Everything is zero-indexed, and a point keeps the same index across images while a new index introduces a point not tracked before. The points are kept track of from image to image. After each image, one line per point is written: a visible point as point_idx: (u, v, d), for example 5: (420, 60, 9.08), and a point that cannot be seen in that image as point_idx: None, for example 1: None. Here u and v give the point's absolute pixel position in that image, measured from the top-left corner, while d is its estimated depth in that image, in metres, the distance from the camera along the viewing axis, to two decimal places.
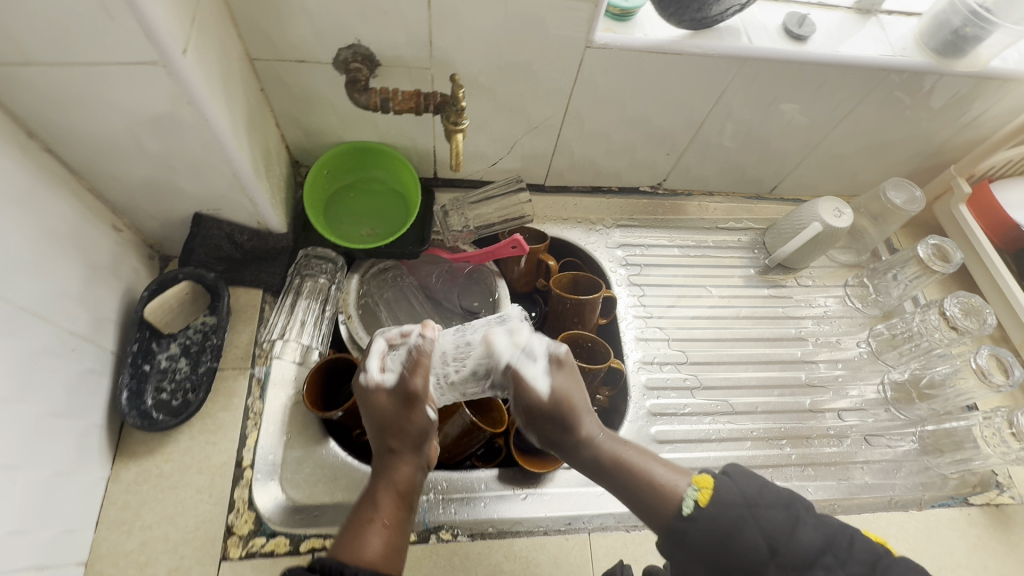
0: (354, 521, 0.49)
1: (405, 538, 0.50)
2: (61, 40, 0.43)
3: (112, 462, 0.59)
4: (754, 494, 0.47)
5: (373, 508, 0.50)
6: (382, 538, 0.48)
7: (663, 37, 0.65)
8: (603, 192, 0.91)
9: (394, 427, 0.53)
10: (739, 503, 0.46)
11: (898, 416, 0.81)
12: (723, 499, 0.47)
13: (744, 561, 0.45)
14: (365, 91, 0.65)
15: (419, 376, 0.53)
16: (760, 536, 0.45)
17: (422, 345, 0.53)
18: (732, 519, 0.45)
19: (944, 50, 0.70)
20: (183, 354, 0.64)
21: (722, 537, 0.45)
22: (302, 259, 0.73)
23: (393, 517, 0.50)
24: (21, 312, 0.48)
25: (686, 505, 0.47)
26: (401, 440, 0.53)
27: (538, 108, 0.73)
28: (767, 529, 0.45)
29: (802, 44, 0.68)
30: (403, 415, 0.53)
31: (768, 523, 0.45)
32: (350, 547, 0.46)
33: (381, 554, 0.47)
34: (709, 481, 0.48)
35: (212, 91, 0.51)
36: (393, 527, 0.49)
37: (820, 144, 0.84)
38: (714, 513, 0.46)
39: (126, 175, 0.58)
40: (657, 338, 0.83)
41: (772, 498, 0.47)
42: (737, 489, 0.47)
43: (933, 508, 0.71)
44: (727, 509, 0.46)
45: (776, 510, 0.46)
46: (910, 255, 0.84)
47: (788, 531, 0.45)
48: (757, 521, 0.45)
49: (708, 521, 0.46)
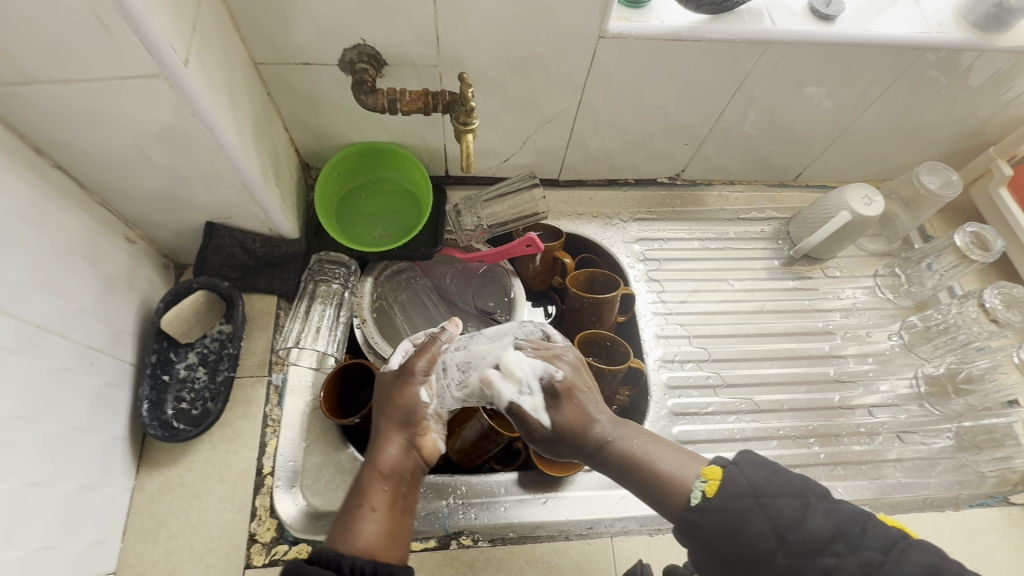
0: (347, 509, 0.48)
1: (400, 522, 0.48)
2: (63, 58, 0.42)
3: (136, 472, 0.59)
4: (763, 482, 0.44)
5: (363, 496, 0.48)
6: (375, 523, 0.46)
7: (681, 23, 0.62)
8: (619, 185, 0.89)
9: (386, 406, 0.54)
10: (746, 493, 0.44)
11: (932, 411, 0.78)
12: (727, 489, 0.45)
13: (752, 551, 0.42)
14: (372, 92, 0.61)
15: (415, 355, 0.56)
16: (769, 527, 0.42)
17: (439, 333, 0.58)
18: (739, 510, 0.43)
19: (985, 23, 0.66)
20: (201, 363, 0.64)
21: (730, 527, 0.43)
22: (315, 264, 0.73)
23: (385, 500, 0.48)
24: (38, 331, 0.49)
25: (693, 496, 0.46)
26: (394, 420, 0.53)
27: (551, 102, 0.70)
28: (776, 518, 0.42)
29: (829, 24, 0.64)
30: (396, 394, 0.54)
31: (778, 511, 0.43)
32: (342, 534, 0.45)
33: (374, 538, 0.45)
34: (717, 471, 0.46)
35: (216, 101, 0.50)
36: (386, 511, 0.48)
37: (847, 128, 0.80)
38: (722, 504, 0.44)
39: (137, 188, 0.58)
40: (677, 335, 0.81)
41: (782, 487, 0.44)
42: (744, 478, 0.45)
43: (971, 509, 0.68)
44: (735, 499, 0.44)
45: (785, 498, 0.43)
46: (945, 243, 0.80)
47: (797, 520, 0.42)
48: (762, 510, 0.43)
49: (716, 513, 0.44)
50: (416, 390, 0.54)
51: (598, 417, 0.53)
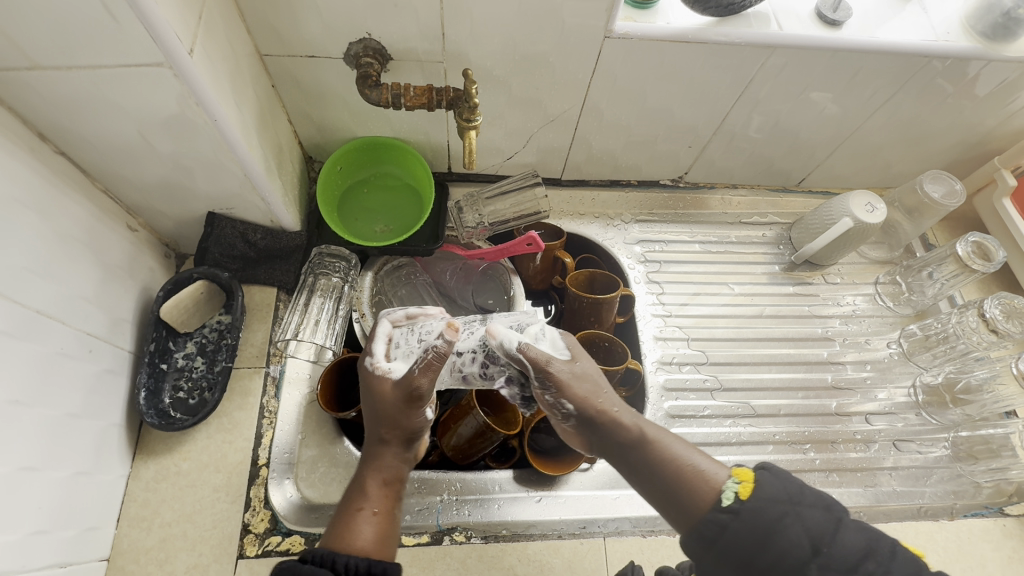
0: (344, 512, 0.49)
1: (396, 523, 0.50)
2: (68, 45, 0.42)
3: (132, 460, 0.60)
4: (798, 491, 0.42)
5: (363, 498, 0.50)
6: (374, 526, 0.48)
7: (688, 26, 0.62)
8: (622, 186, 0.89)
9: (387, 418, 0.52)
10: (782, 499, 0.41)
11: (929, 420, 0.78)
12: (762, 493, 0.42)
13: (781, 561, 0.40)
14: (377, 87, 0.62)
15: (426, 377, 0.50)
16: (802, 536, 0.40)
17: (440, 346, 0.49)
18: (776, 517, 0.41)
19: (993, 33, 0.65)
20: (199, 352, 0.64)
21: (762, 533, 0.40)
22: (315, 257, 0.72)
23: (385, 506, 0.50)
24: (38, 316, 0.49)
25: (726, 497, 0.42)
26: (393, 434, 0.52)
27: (555, 101, 0.70)
28: (810, 528, 0.40)
29: (836, 29, 0.64)
30: (400, 411, 0.51)
31: (811, 521, 0.41)
32: (343, 537, 0.46)
33: (373, 540, 0.47)
34: (749, 473, 0.43)
35: (221, 91, 0.50)
36: (385, 514, 0.50)
37: (852, 135, 0.80)
38: (756, 507, 0.41)
39: (140, 177, 0.58)
40: (676, 338, 0.81)
41: (814, 497, 0.42)
42: (779, 483, 0.42)
43: (965, 519, 0.68)
44: (771, 506, 0.41)
45: (817, 507, 0.42)
46: (947, 252, 0.80)
47: (829, 531, 0.40)
48: (799, 519, 0.41)
49: (751, 517, 0.41)
50: (422, 412, 0.52)
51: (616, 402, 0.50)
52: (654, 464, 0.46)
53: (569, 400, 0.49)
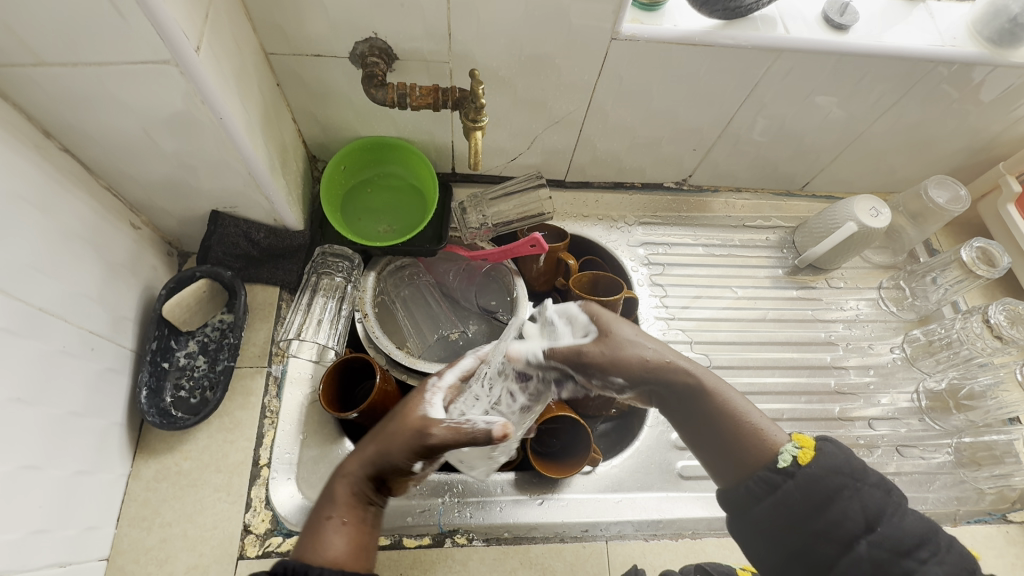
0: (315, 519, 0.47)
1: (369, 535, 0.48)
2: (75, 42, 0.42)
3: (132, 459, 0.59)
4: (858, 467, 0.45)
5: (333, 505, 0.48)
6: (344, 537, 0.46)
7: (695, 28, 0.62)
8: (625, 188, 0.89)
9: (381, 436, 0.49)
10: (844, 471, 0.45)
11: (932, 426, 0.78)
12: (825, 462, 0.45)
13: (833, 529, 0.44)
14: (383, 87, 0.62)
15: (440, 429, 0.47)
16: (858, 509, 0.44)
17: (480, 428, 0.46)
18: (834, 486, 0.44)
19: (1000, 39, 0.65)
20: (201, 351, 0.64)
21: (819, 499, 0.44)
22: (317, 257, 0.72)
23: (356, 516, 0.48)
24: (40, 314, 0.49)
25: (783, 459, 0.46)
26: (378, 459, 0.49)
27: (560, 103, 0.70)
28: (867, 504, 0.44)
29: (843, 34, 0.64)
30: (397, 435, 0.48)
31: (871, 499, 0.44)
32: (311, 546, 0.45)
33: (343, 553, 0.45)
34: (810, 441, 0.47)
35: (226, 89, 0.50)
36: (355, 527, 0.47)
37: (857, 139, 0.80)
38: (816, 474, 0.45)
39: (143, 175, 0.58)
40: (679, 341, 0.81)
41: (876, 478, 0.45)
42: (842, 456, 0.46)
43: (968, 525, 0.68)
44: (830, 475, 0.45)
45: (877, 486, 0.45)
46: (951, 258, 0.80)
47: (888, 508, 0.44)
48: (857, 493, 0.44)
49: (807, 482, 0.45)
50: (415, 459, 0.48)
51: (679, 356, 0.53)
52: (713, 417, 0.51)
53: (619, 370, 0.52)
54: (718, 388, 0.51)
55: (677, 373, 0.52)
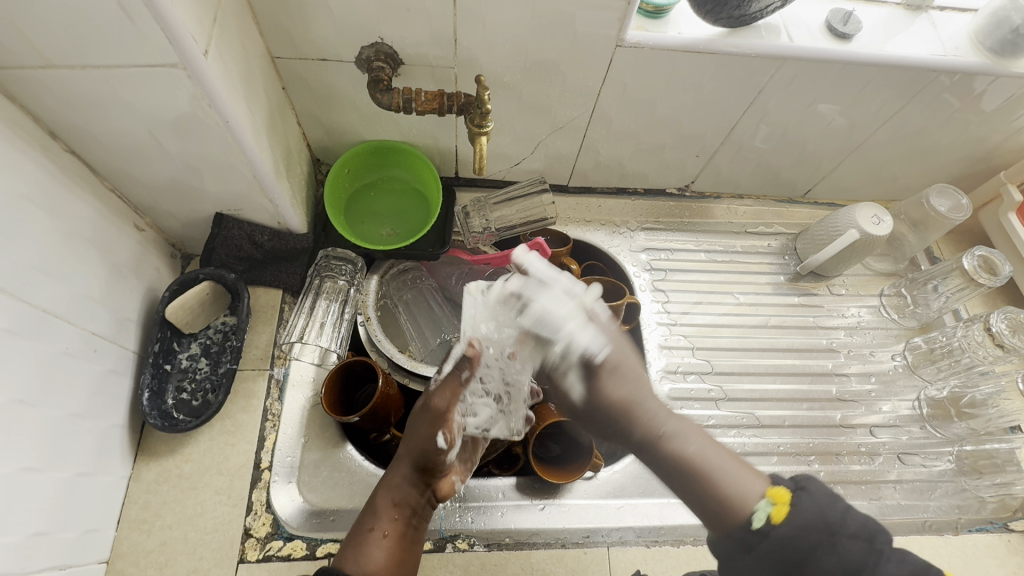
0: (359, 531, 0.50)
1: (408, 551, 0.50)
2: (84, 45, 0.42)
3: (133, 461, 0.59)
4: (837, 519, 0.42)
5: (375, 518, 0.50)
6: (384, 549, 0.49)
7: (699, 36, 0.62)
8: (628, 194, 0.89)
9: (411, 440, 0.54)
10: (819, 528, 0.42)
11: (933, 433, 0.78)
12: (799, 518, 0.42)
13: None
14: (388, 91, 0.62)
15: (442, 395, 0.55)
16: (837, 567, 0.41)
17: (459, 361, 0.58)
18: (810, 546, 0.42)
19: (1003, 49, 0.66)
20: (203, 354, 0.64)
21: (795, 559, 0.42)
22: (321, 260, 0.73)
23: (395, 528, 0.50)
24: (44, 315, 0.49)
25: (757, 518, 0.44)
26: (410, 456, 0.53)
27: (565, 109, 0.71)
28: (847, 561, 0.41)
29: (846, 42, 0.65)
30: (423, 435, 0.53)
31: (850, 553, 0.41)
32: (353, 557, 0.47)
33: (383, 565, 0.48)
34: (785, 496, 0.44)
35: (233, 92, 0.50)
36: (395, 539, 0.50)
37: (859, 147, 0.80)
38: (789, 533, 0.42)
39: (149, 177, 0.58)
40: (681, 347, 0.81)
41: (856, 527, 0.42)
42: (819, 510, 0.42)
43: (970, 534, 0.68)
44: (804, 534, 0.42)
45: (857, 538, 0.42)
46: (953, 265, 0.80)
47: (868, 564, 0.41)
48: (836, 550, 0.41)
49: (781, 540, 0.42)
50: (436, 435, 0.53)
51: (650, 404, 0.53)
52: (687, 475, 0.49)
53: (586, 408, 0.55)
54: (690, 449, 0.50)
55: (639, 425, 0.52)
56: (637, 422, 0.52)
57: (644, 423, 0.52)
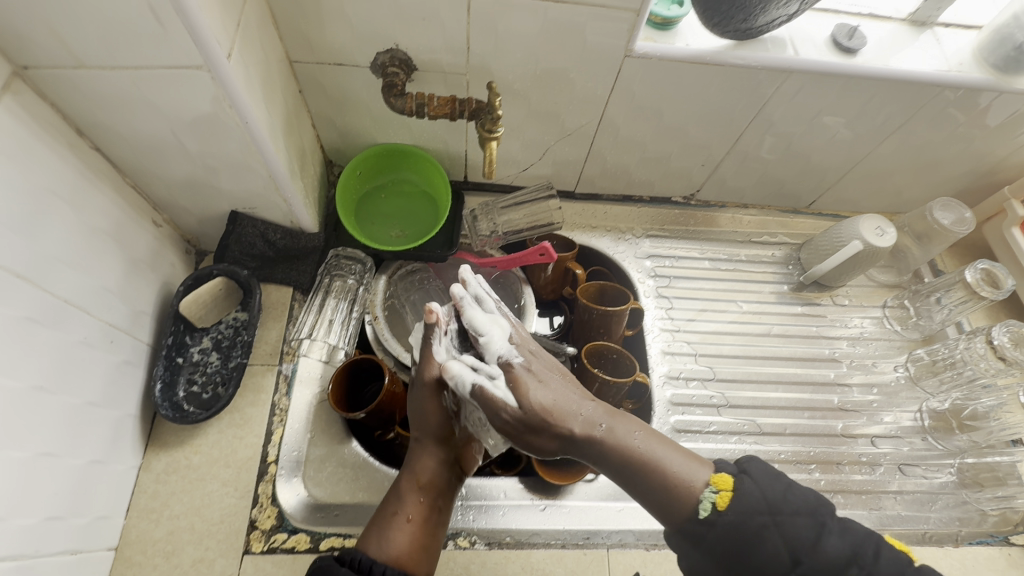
0: (383, 513, 0.52)
1: (432, 534, 0.52)
2: (114, 46, 0.44)
3: (143, 451, 0.60)
4: (778, 499, 0.48)
5: (399, 505, 0.52)
6: (408, 534, 0.50)
7: (706, 48, 0.63)
8: (634, 201, 0.90)
9: (420, 419, 0.56)
10: (763, 510, 0.47)
11: (935, 445, 0.78)
12: (742, 503, 0.47)
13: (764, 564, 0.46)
14: (403, 96, 0.65)
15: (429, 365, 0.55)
16: (782, 544, 0.46)
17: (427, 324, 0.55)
18: (758, 527, 0.46)
19: (1005, 65, 0.67)
20: (214, 348, 0.65)
21: (745, 542, 0.46)
22: (332, 259, 0.74)
23: (419, 512, 0.52)
24: (64, 305, 0.50)
25: (704, 507, 0.48)
26: (425, 433, 0.56)
27: (573, 115, 0.72)
28: (790, 537, 0.46)
29: (851, 56, 0.66)
30: (426, 409, 0.56)
31: (792, 529, 0.46)
32: (377, 542, 0.50)
33: (406, 550, 0.49)
34: (729, 483, 0.49)
35: (252, 93, 0.52)
36: (419, 523, 0.52)
37: (864, 159, 0.81)
38: (734, 517, 0.47)
39: (169, 174, 0.60)
40: (684, 352, 0.82)
41: (798, 505, 0.47)
42: (760, 493, 0.48)
43: (971, 546, 0.68)
44: (751, 516, 0.47)
45: (800, 515, 0.47)
46: (956, 279, 0.80)
47: (811, 539, 0.46)
48: (779, 528, 0.46)
49: (727, 526, 0.47)
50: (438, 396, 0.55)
51: (581, 403, 0.53)
52: (636, 471, 0.50)
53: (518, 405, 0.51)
54: (641, 449, 0.51)
55: (568, 424, 0.52)
56: (567, 427, 0.52)
57: (582, 421, 0.52)
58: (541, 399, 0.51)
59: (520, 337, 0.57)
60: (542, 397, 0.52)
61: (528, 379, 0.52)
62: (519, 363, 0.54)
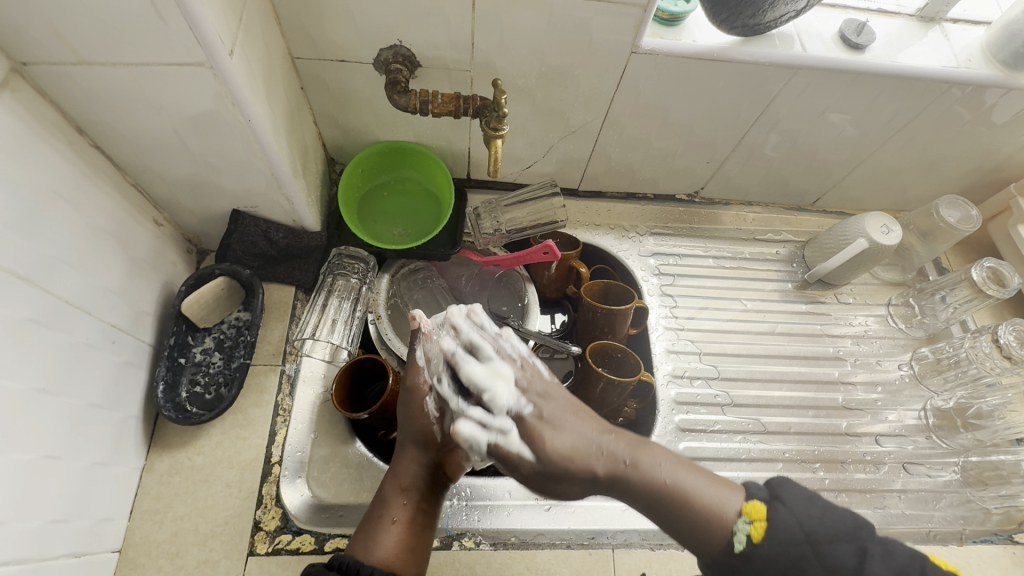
0: (370, 517, 0.53)
1: (419, 536, 0.52)
2: (115, 43, 0.43)
3: (147, 452, 0.60)
4: (816, 525, 0.44)
5: (384, 507, 0.53)
6: (393, 536, 0.50)
7: (713, 44, 0.62)
8: (637, 199, 0.90)
9: (404, 423, 0.57)
10: (799, 540, 0.43)
11: (939, 444, 0.78)
12: (776, 532, 0.44)
13: None
14: (405, 93, 0.63)
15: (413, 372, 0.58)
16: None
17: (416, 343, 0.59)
18: (795, 556, 0.43)
19: (1014, 62, 0.66)
20: (217, 348, 0.65)
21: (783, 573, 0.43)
22: (334, 258, 0.73)
23: (404, 513, 0.52)
24: (66, 306, 0.50)
25: (738, 540, 0.45)
26: (407, 436, 0.56)
27: (578, 113, 0.71)
28: (830, 567, 0.43)
29: (859, 53, 0.65)
30: (410, 413, 0.57)
31: (830, 557, 0.43)
32: (364, 545, 0.50)
33: (392, 552, 0.50)
34: (761, 511, 0.46)
35: (255, 91, 0.51)
36: (404, 525, 0.52)
37: (870, 157, 0.80)
38: (771, 549, 0.44)
39: (170, 173, 0.59)
40: (688, 351, 0.81)
41: (836, 531, 0.44)
42: (797, 522, 0.44)
43: (975, 545, 0.68)
44: (787, 547, 0.43)
45: (839, 539, 0.43)
46: (961, 276, 0.80)
47: (852, 566, 0.42)
48: (818, 557, 0.43)
49: (763, 559, 0.44)
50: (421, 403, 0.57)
51: (599, 438, 0.52)
52: (661, 503, 0.49)
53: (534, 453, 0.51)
54: (666, 480, 0.49)
55: (587, 462, 0.51)
56: (583, 465, 0.51)
57: (599, 463, 0.51)
58: (559, 445, 0.51)
59: (526, 379, 0.55)
60: (559, 443, 0.51)
61: (543, 429, 0.52)
62: (530, 412, 0.53)
